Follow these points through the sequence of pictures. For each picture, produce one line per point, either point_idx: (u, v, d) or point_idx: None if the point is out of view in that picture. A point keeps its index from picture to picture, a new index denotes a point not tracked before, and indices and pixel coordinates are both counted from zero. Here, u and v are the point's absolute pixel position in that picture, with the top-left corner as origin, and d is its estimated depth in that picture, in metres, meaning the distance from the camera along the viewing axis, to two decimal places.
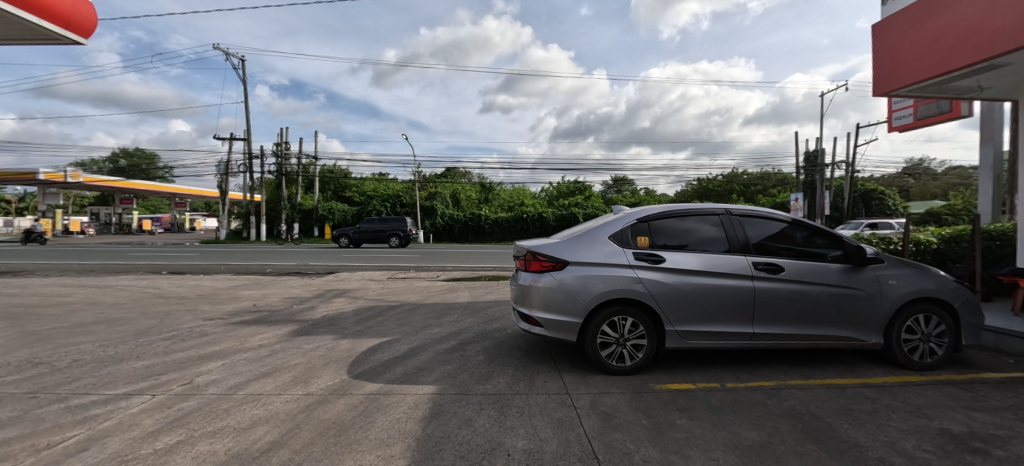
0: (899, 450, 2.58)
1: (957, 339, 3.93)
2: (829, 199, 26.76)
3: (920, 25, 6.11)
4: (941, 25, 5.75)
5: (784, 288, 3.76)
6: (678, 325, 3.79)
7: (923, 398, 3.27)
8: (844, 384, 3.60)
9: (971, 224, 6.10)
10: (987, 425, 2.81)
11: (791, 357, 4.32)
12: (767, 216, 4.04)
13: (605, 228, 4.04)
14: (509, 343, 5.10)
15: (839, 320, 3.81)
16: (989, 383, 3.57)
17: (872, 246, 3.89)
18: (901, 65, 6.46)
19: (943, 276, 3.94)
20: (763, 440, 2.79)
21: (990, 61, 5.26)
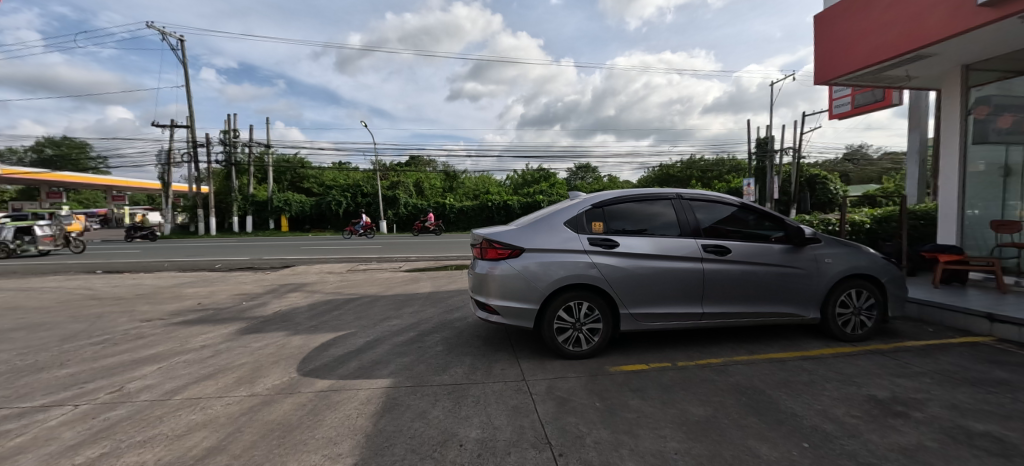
0: (830, 417, 2.75)
1: (886, 312, 4.23)
2: (777, 183, 27.46)
3: (858, 18, 6.39)
4: (878, 17, 6.03)
5: (731, 269, 3.90)
6: (632, 308, 3.85)
7: (855, 368, 3.49)
8: (785, 357, 3.79)
9: (900, 205, 6.54)
10: (909, 389, 3.04)
11: (739, 334, 4.50)
12: (718, 201, 4.15)
13: (561, 214, 4.02)
14: (468, 332, 5.04)
15: (781, 298, 3.99)
16: (911, 351, 3.87)
17: (810, 227, 4.09)
18: (840, 56, 6.76)
19: (875, 253, 4.20)
20: (709, 415, 2.89)
21: (921, 50, 5.59)
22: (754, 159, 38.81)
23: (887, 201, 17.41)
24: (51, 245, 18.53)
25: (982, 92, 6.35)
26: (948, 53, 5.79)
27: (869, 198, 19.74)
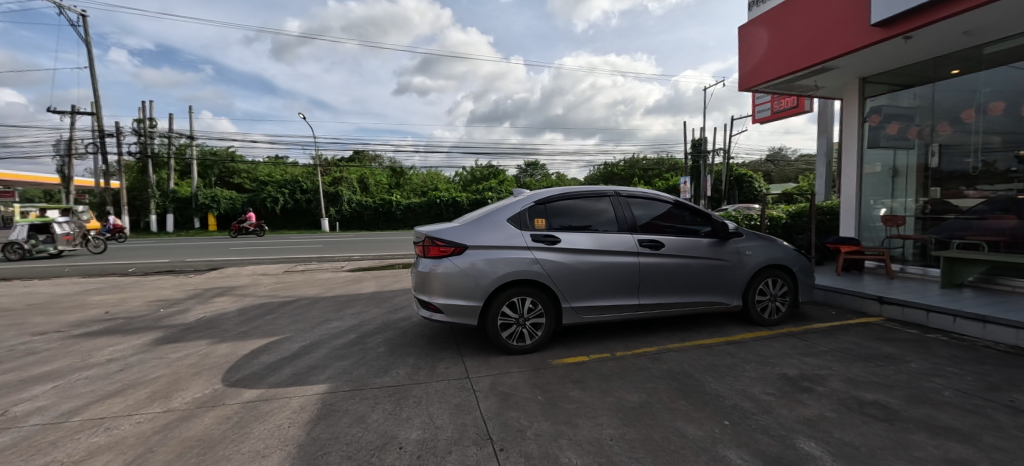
0: (748, 395, 3.01)
1: (798, 298, 4.69)
2: (710, 182, 29.53)
3: (775, 30, 6.96)
4: (793, 30, 6.59)
5: (665, 262, 4.14)
6: (574, 302, 3.97)
7: (770, 349, 3.85)
8: (712, 343, 4.09)
9: (809, 202, 7.31)
10: (814, 367, 3.40)
11: (672, 323, 4.80)
12: (653, 198, 4.37)
13: (505, 211, 4.05)
14: (412, 332, 4.93)
15: (709, 288, 4.30)
16: (817, 332, 4.34)
17: (733, 222, 4.43)
18: (761, 65, 7.33)
19: (788, 246, 4.64)
20: (642, 401, 3.06)
21: (828, 62, 6.19)
22: (691, 158, 41.42)
23: (800, 198, 19.32)
24: (69, 245, 15.63)
25: (876, 102, 7.12)
26: (847, 67, 6.53)
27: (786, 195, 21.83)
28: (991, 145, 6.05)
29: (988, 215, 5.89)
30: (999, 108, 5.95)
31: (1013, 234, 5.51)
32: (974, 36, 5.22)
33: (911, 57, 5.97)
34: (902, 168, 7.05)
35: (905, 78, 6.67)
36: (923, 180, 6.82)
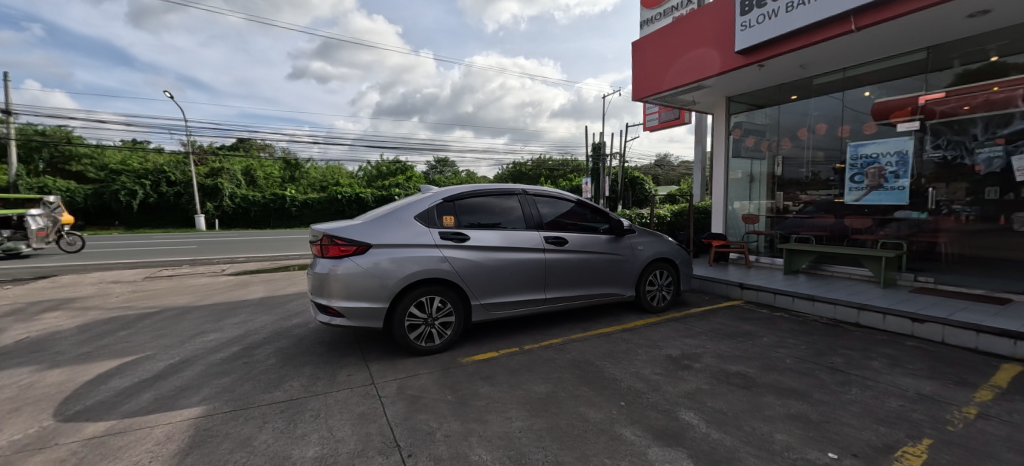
0: (641, 376, 3.33)
1: (679, 287, 5.33)
2: (610, 183, 32.13)
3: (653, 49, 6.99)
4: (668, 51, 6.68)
5: (568, 258, 4.38)
6: (483, 299, 4.00)
7: (658, 334, 4.33)
8: (609, 331, 4.46)
9: (688, 202, 8.41)
10: (692, 346, 3.91)
11: (576, 315, 5.12)
12: (558, 197, 4.61)
13: (411, 208, 3.91)
14: (310, 340, 4.50)
15: (607, 280, 4.67)
16: (694, 316, 4.99)
17: (627, 220, 4.86)
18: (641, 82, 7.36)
19: (672, 241, 5.25)
20: (549, 391, 3.20)
21: (698, 84, 6.34)
22: (593, 161, 44.67)
23: (681, 198, 21.95)
24: (42, 243, 12.37)
25: (737, 118, 7.82)
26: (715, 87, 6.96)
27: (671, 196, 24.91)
28: (816, 159, 6.91)
29: (815, 214, 6.98)
30: (822, 129, 6.80)
31: (832, 229, 6.73)
32: (809, 68, 5.94)
33: (764, 80, 6.69)
34: (756, 174, 7.83)
35: (759, 98, 7.51)
36: (771, 184, 7.64)
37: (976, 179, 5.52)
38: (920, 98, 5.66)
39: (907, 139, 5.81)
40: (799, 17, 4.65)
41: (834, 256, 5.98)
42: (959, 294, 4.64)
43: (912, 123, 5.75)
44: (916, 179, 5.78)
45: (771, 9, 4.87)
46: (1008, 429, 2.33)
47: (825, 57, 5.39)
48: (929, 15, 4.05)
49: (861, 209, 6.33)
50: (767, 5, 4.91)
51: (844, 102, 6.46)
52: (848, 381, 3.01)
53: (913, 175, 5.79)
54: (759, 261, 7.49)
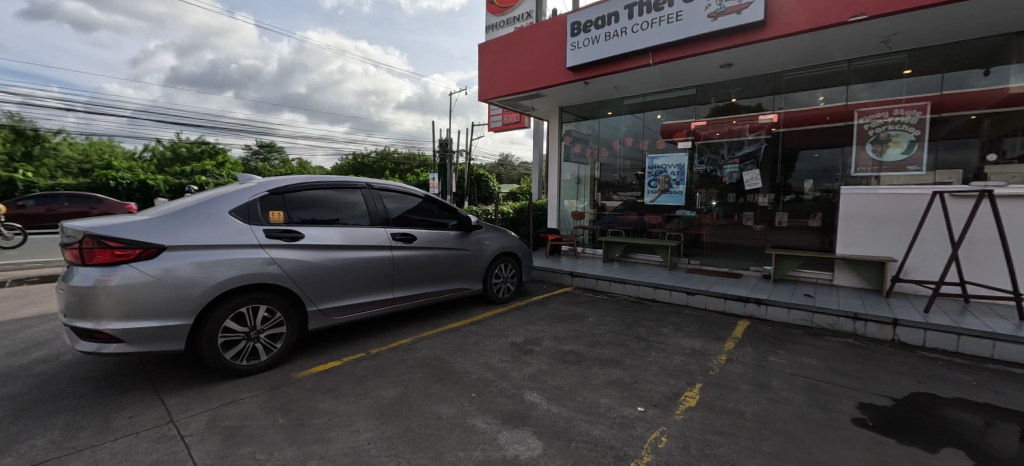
0: (489, 366, 3.47)
1: (521, 279, 5.67)
2: (461, 180, 32.75)
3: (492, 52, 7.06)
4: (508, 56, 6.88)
5: (417, 255, 4.28)
6: (321, 303, 3.58)
7: (504, 322, 4.59)
8: (460, 325, 4.52)
9: (529, 200, 9.16)
10: (533, 331, 4.27)
11: (426, 312, 5.03)
12: (407, 192, 4.47)
13: (224, 202, 3.24)
14: (57, 379, 3.25)
15: (457, 276, 4.73)
16: (534, 303, 5.47)
17: (475, 217, 5.00)
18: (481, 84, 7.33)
19: (516, 236, 5.58)
20: (400, 394, 3.05)
21: (535, 92, 6.77)
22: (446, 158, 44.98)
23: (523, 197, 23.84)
24: None
25: (568, 127, 8.53)
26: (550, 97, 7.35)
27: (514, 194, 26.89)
28: (623, 167, 7.85)
29: (624, 212, 7.90)
30: (630, 142, 7.69)
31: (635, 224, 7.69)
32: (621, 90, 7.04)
33: (589, 96, 7.59)
34: (582, 177, 8.51)
35: (585, 110, 8.24)
36: (594, 186, 8.34)
37: (722, 188, 6.75)
38: (691, 124, 6.91)
39: (684, 154, 7.00)
40: (616, 45, 5.52)
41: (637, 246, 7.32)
42: (715, 273, 6.19)
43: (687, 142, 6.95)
44: (688, 186, 6.99)
45: (596, 35, 5.66)
46: (742, 367, 3.25)
47: (632, 83, 6.50)
48: (699, 60, 5.31)
49: (654, 208, 7.41)
50: (592, 31, 5.69)
51: (644, 122, 7.47)
52: (648, 346, 3.73)
53: (688, 182, 6.99)
54: (585, 252, 8.29)
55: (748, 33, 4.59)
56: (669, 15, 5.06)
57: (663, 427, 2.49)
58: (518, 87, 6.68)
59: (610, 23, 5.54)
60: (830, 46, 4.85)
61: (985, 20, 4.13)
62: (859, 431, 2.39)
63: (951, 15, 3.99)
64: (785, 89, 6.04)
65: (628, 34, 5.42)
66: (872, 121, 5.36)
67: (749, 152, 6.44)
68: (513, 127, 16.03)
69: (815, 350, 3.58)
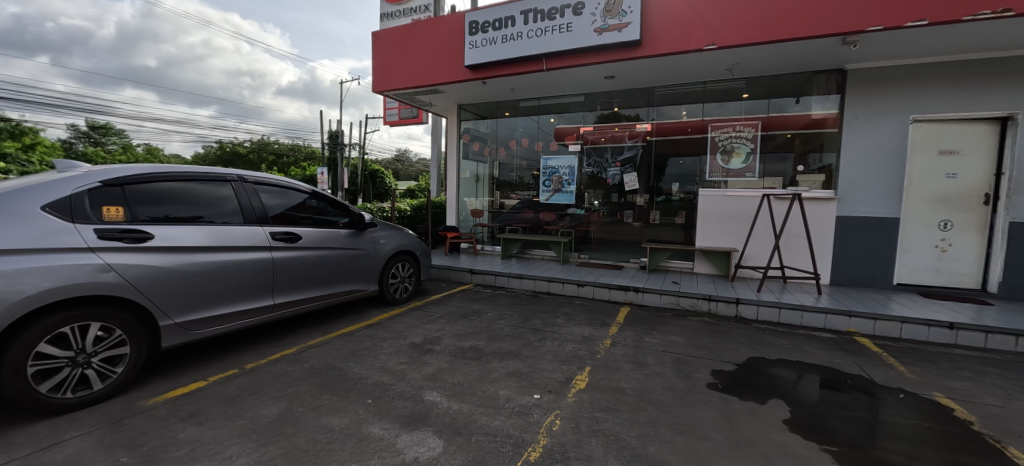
0: (386, 369, 3.32)
1: (419, 278, 5.47)
2: (357, 175, 30.49)
3: (386, 42, 6.69)
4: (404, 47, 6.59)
5: (302, 256, 3.91)
6: (179, 316, 3.06)
7: (402, 324, 4.43)
8: (353, 329, 4.24)
9: (429, 198, 8.93)
10: (432, 330, 4.20)
11: (314, 318, 4.61)
12: (289, 187, 4.09)
13: (33, 195, 2.58)
14: None
15: (350, 277, 4.43)
16: (434, 301, 5.38)
17: (369, 214, 4.74)
18: (374, 74, 6.89)
19: (413, 234, 5.39)
20: (283, 411, 2.75)
21: (434, 87, 6.62)
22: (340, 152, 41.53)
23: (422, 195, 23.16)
24: None
25: (466, 125, 8.51)
26: (449, 94, 7.25)
27: (414, 191, 25.95)
28: (521, 167, 8.17)
29: (521, 210, 8.22)
30: (525, 143, 8.07)
31: (531, 222, 8.08)
32: (518, 92, 7.30)
33: (488, 96, 7.71)
34: (481, 175, 8.64)
35: (483, 110, 8.34)
36: (492, 185, 8.56)
37: (607, 188, 7.44)
38: (581, 128, 7.49)
39: (574, 157, 7.59)
40: (513, 48, 5.70)
41: (534, 243, 7.68)
42: (599, 266, 6.79)
43: (577, 146, 7.54)
44: (578, 187, 7.57)
45: (493, 36, 5.78)
46: (623, 349, 3.64)
47: (528, 86, 6.78)
48: (589, 70, 5.76)
49: (549, 206, 7.87)
50: (489, 32, 5.79)
51: (539, 124, 7.90)
52: (543, 337, 3.95)
53: (577, 183, 7.59)
54: (484, 249, 8.42)
55: (627, 49, 5.13)
56: (560, 25, 5.41)
57: (558, 410, 2.64)
58: (416, 81, 6.44)
59: (506, 27, 5.71)
60: (690, 69, 5.68)
61: (796, 59, 5.25)
62: (711, 393, 2.86)
63: (775, 53, 4.98)
64: (657, 102, 6.85)
65: (524, 38, 5.64)
66: (721, 135, 6.39)
67: (629, 157, 7.20)
68: (409, 122, 15.40)
69: (680, 329, 4.18)
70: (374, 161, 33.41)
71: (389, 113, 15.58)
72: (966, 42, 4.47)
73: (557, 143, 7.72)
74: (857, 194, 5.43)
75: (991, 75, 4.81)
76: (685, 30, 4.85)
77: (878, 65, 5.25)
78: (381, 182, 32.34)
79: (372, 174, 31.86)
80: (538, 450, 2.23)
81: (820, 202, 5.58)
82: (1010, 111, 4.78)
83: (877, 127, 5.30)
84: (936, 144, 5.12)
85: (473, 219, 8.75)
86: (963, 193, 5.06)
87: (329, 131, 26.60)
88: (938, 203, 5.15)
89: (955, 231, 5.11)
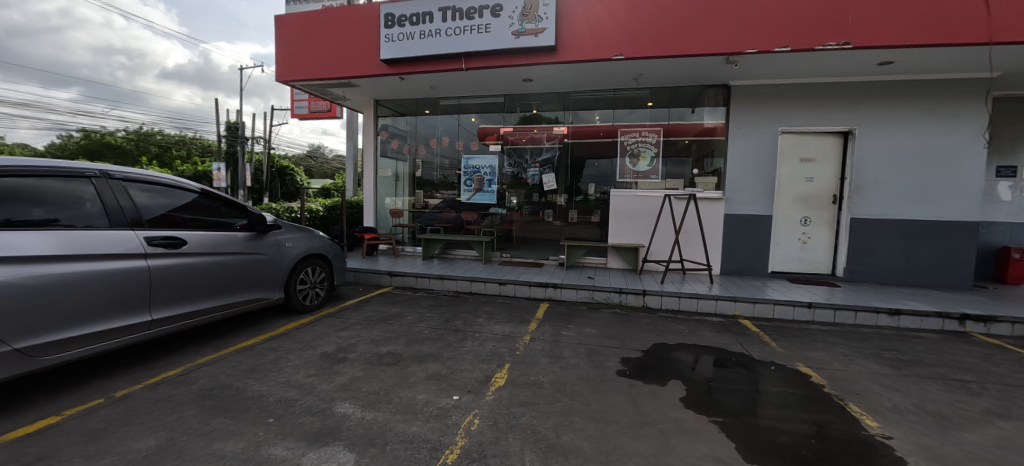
0: (292, 383, 3.03)
1: (333, 283, 5.11)
2: (263, 172, 27.59)
3: (292, 27, 6.14)
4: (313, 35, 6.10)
5: (189, 263, 3.43)
6: (22, 342, 2.49)
7: (311, 333, 4.09)
8: (254, 343, 3.82)
9: (344, 197, 8.37)
10: (346, 338, 3.94)
11: (205, 332, 4.05)
12: (174, 185, 3.59)
13: None
14: None
15: (250, 285, 3.99)
16: (350, 307, 5.05)
17: (271, 215, 4.31)
18: (278, 62, 6.27)
19: (325, 236, 5.02)
20: (163, 441, 2.36)
21: (347, 80, 6.23)
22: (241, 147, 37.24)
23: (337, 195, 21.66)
24: None
25: (384, 121, 8.18)
26: (364, 87, 6.88)
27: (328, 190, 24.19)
28: (444, 166, 8.04)
29: (443, 209, 8.09)
30: (446, 141, 7.98)
31: (453, 222, 8.00)
32: (437, 90, 7.18)
33: (408, 93, 7.47)
34: (401, 173, 8.36)
35: (402, 107, 8.08)
36: (413, 183, 8.30)
37: (528, 188, 7.56)
38: (501, 129, 7.60)
39: (495, 157, 7.68)
40: (431, 45, 5.60)
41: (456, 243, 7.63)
42: (520, 264, 6.97)
43: (497, 146, 7.64)
44: (500, 187, 7.67)
45: (410, 31, 5.61)
46: (541, 344, 3.77)
47: (448, 85, 6.70)
48: (509, 72, 5.86)
49: (471, 206, 7.87)
50: (407, 26, 5.62)
51: (460, 123, 7.87)
52: (464, 337, 3.93)
53: (498, 183, 7.70)
54: (404, 250, 8.13)
55: (544, 54, 5.31)
56: (479, 25, 5.43)
57: (476, 409, 2.64)
58: (328, 72, 6.02)
59: (424, 22, 5.60)
60: (602, 77, 6.06)
61: (689, 74, 5.86)
62: (620, 379, 3.08)
63: (672, 67, 5.52)
64: (573, 107, 7.20)
65: (442, 36, 5.57)
66: (629, 139, 6.92)
67: (547, 158, 7.41)
68: (321, 115, 14.31)
69: (594, 322, 4.45)
70: (282, 157, 30.48)
71: (298, 104, 14.32)
72: (817, 68, 5.35)
73: (478, 142, 7.75)
74: (740, 194, 6.23)
75: (836, 97, 5.83)
76: (597, 39, 5.16)
77: (754, 83, 6.08)
78: (291, 180, 29.59)
79: (281, 170, 29.06)
80: (456, 452, 2.20)
81: (711, 202, 6.32)
82: (850, 126, 5.82)
83: (754, 137, 6.13)
84: (798, 153, 6.08)
85: (393, 219, 8.45)
86: (817, 195, 6.10)
87: (227, 121, 23.67)
88: (799, 202, 6.14)
89: (812, 226, 6.15)
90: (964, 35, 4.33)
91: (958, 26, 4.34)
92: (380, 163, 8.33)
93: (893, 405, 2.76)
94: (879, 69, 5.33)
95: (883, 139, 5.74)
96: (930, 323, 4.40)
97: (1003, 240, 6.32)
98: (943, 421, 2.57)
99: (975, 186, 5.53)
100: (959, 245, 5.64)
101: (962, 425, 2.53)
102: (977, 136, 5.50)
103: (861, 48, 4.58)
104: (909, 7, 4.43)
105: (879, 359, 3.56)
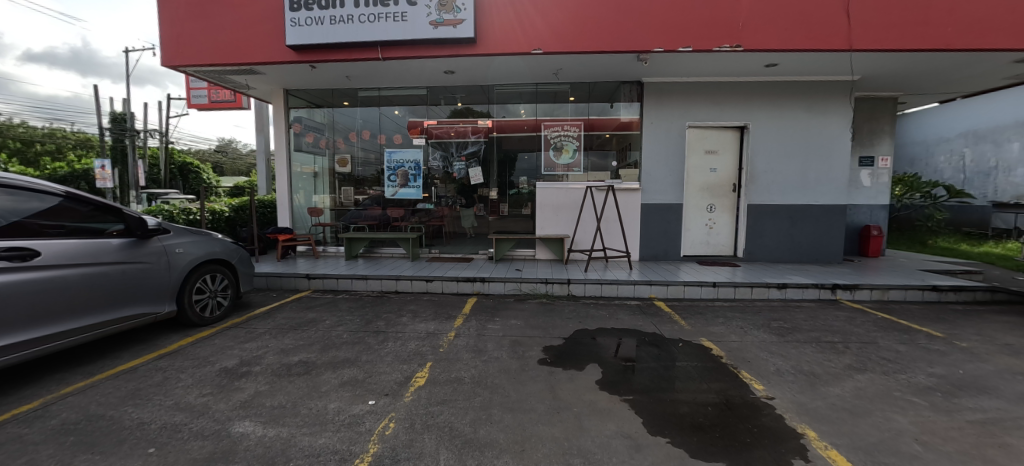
0: (181, 406, 2.70)
1: (238, 290, 4.66)
2: (160, 170, 24.26)
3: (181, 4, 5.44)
4: (205, 13, 5.43)
5: (44, 278, 2.89)
6: None
7: (209, 348, 3.68)
8: (136, 365, 3.33)
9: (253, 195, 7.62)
10: (250, 351, 3.60)
11: (73, 359, 3.44)
12: (26, 187, 3.03)
13: None
14: None
15: (131, 299, 3.48)
16: (258, 316, 4.63)
17: (155, 218, 3.77)
18: (162, 41, 5.51)
19: (224, 239, 4.53)
20: None
21: (249, 66, 5.65)
22: (128, 142, 32.39)
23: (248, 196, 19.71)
24: None
25: (297, 113, 7.58)
26: (270, 75, 6.30)
27: (238, 189, 21.96)
28: (367, 160, 7.64)
29: (368, 207, 7.70)
30: (367, 134, 7.61)
31: (379, 219, 7.66)
32: (354, 80, 6.78)
33: (323, 82, 6.99)
34: (320, 169, 7.85)
35: (318, 97, 7.55)
36: (333, 179, 7.83)
37: (456, 183, 7.45)
38: (425, 122, 7.40)
39: (420, 150, 7.47)
40: (343, 31, 5.26)
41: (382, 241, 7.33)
42: (449, 260, 6.88)
43: (421, 139, 7.43)
44: (428, 181, 7.49)
45: (319, 16, 5.23)
46: (465, 339, 3.74)
47: (366, 75, 6.36)
48: (430, 63, 5.67)
49: (397, 202, 7.58)
50: (315, 10, 5.23)
51: (382, 115, 7.53)
52: (384, 339, 3.78)
53: (424, 177, 7.51)
54: (326, 251, 7.64)
55: (465, 45, 5.22)
56: (395, 13, 5.20)
57: (392, 413, 2.54)
58: (225, 57, 5.42)
59: (334, 7, 5.24)
60: (524, 70, 6.12)
61: (604, 69, 6.11)
62: (540, 368, 3.14)
63: (590, 63, 5.74)
64: (498, 100, 7.21)
65: (355, 22, 5.26)
66: (553, 133, 7.09)
67: (473, 151, 7.36)
68: (225, 105, 12.95)
69: (519, 313, 4.51)
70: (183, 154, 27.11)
71: (196, 93, 12.79)
72: (715, 68, 5.86)
73: (402, 136, 7.48)
74: (654, 185, 6.66)
75: (732, 95, 6.44)
76: (517, 33, 5.18)
77: (662, 81, 6.50)
78: (195, 178, 26.46)
79: (184, 167, 25.89)
80: (367, 458, 2.08)
81: (630, 193, 6.69)
82: (744, 122, 6.46)
83: (666, 131, 6.58)
84: (703, 146, 6.64)
85: (312, 218, 7.89)
86: (720, 184, 6.71)
87: (112, 110, 20.50)
88: (705, 191, 6.72)
89: (717, 212, 6.76)
90: (829, 42, 4.98)
91: (825, 34, 4.97)
92: (295, 158, 7.72)
93: (776, 369, 3.12)
94: (766, 70, 5.97)
95: (771, 134, 6.45)
96: (809, 294, 5.04)
97: (864, 219, 7.43)
98: (813, 379, 2.96)
99: (842, 174, 6.43)
100: (833, 225, 6.52)
101: (827, 380, 2.93)
102: (844, 130, 6.38)
103: (750, 50, 5.08)
104: (787, 15, 4.99)
105: (768, 328, 4.01)
